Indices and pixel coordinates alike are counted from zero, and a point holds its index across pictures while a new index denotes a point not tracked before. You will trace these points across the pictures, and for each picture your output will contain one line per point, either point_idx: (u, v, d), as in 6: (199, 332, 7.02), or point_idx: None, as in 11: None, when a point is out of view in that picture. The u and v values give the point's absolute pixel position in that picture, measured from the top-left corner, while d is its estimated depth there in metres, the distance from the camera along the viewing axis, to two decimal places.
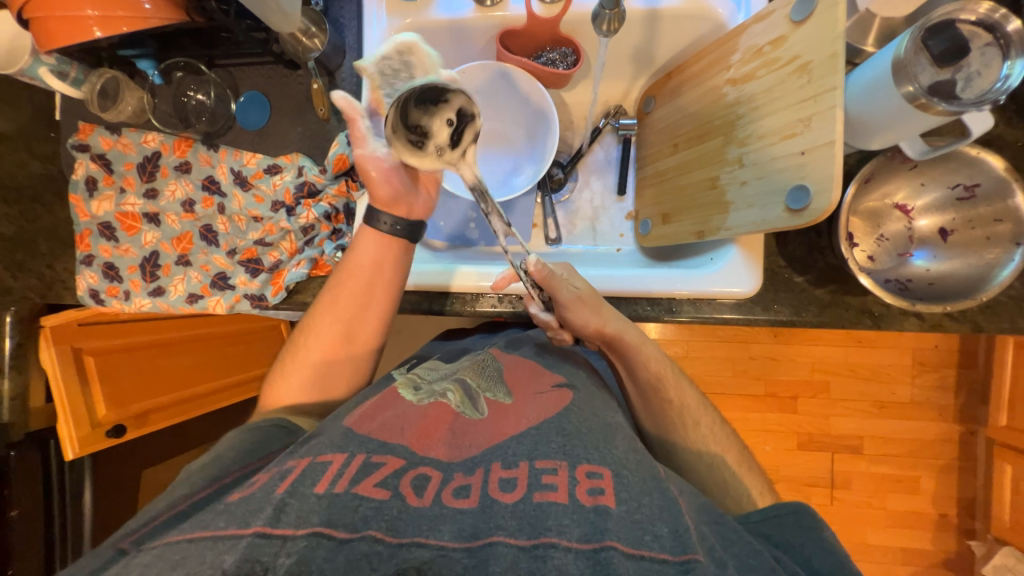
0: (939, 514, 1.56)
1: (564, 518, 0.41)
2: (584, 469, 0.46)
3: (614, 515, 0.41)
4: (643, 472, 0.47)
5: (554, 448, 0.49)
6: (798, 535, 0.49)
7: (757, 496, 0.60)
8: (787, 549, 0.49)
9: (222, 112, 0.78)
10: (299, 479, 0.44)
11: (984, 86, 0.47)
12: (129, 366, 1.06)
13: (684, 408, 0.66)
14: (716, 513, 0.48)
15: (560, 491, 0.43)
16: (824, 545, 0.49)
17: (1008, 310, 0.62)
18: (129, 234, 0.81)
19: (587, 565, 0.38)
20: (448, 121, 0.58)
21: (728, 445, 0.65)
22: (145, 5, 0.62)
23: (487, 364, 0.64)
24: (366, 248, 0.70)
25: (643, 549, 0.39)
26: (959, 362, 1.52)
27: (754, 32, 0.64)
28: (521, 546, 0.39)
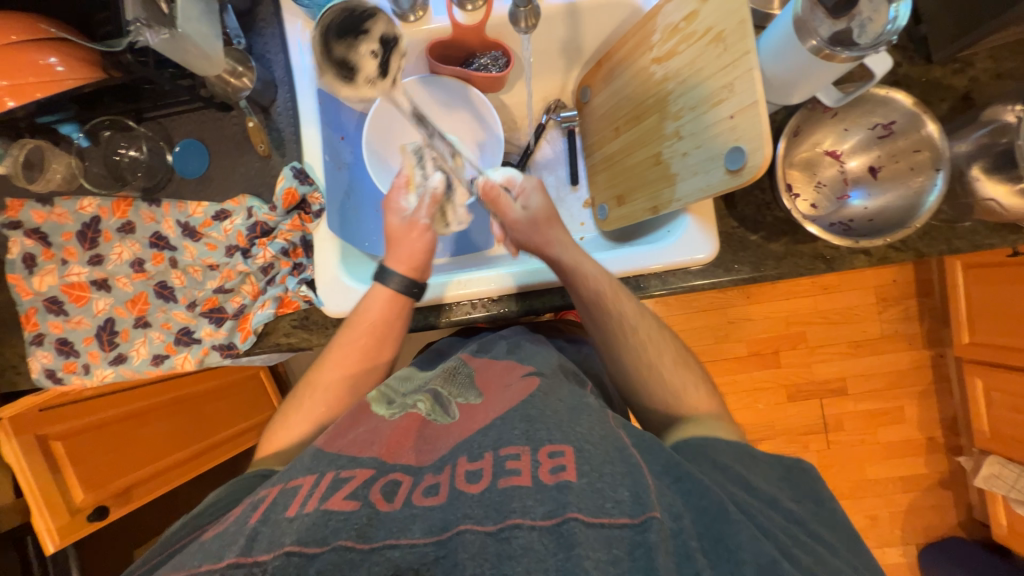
0: (927, 438, 1.63)
1: (528, 499, 0.42)
2: (546, 449, 0.46)
3: (575, 488, 0.42)
4: (605, 444, 0.47)
5: (515, 432, 0.48)
6: (734, 459, 0.51)
7: (697, 398, 0.62)
8: (727, 470, 0.50)
9: (159, 165, 0.76)
10: (282, 516, 0.42)
11: (876, 31, 0.49)
12: (103, 444, 1.01)
13: (625, 320, 0.66)
14: (674, 465, 0.47)
15: (523, 474, 0.44)
16: (756, 469, 0.51)
17: (944, 233, 0.66)
18: (79, 305, 0.77)
19: (551, 540, 0.39)
20: (374, 52, 0.67)
21: (668, 346, 0.67)
22: (57, 67, 0.60)
23: (458, 370, 0.63)
24: (374, 307, 0.68)
25: (604, 516, 0.41)
26: (918, 291, 1.60)
27: (668, 12, 0.67)
28: (488, 531, 0.40)
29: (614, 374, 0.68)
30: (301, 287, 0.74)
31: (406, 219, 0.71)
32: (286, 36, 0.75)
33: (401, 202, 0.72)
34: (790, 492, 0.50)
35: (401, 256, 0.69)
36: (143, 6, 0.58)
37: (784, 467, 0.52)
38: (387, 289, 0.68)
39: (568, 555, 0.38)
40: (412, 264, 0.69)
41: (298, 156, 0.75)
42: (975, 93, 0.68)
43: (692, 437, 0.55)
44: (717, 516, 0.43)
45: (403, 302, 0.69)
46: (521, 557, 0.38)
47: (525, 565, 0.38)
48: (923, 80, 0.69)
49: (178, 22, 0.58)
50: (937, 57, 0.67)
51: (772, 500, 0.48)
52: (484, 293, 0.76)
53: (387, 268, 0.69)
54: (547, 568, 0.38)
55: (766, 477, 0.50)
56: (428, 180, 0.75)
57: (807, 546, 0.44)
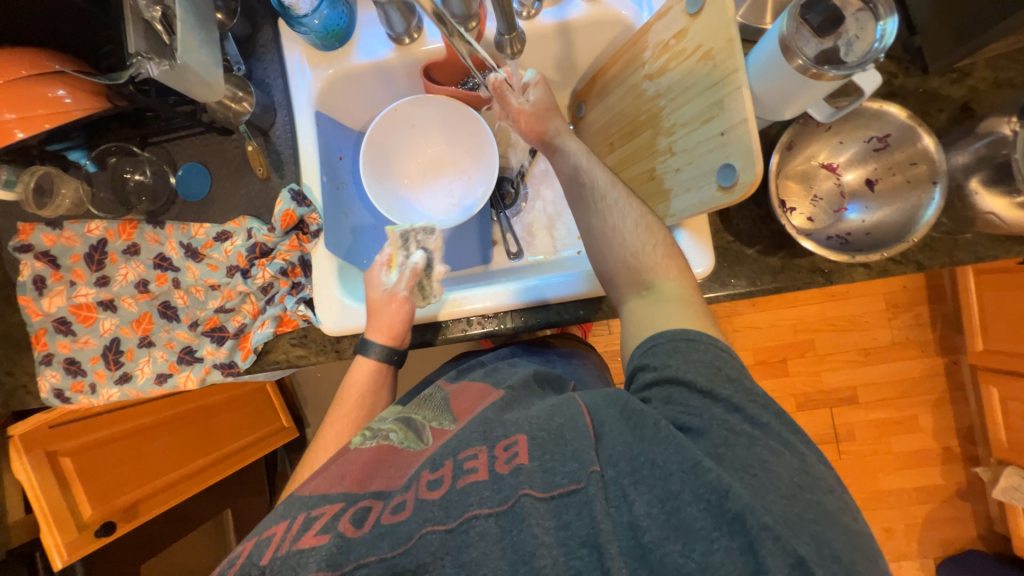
0: (943, 448, 1.59)
1: (484, 492, 0.46)
2: (501, 443, 0.50)
3: (526, 470, 0.47)
4: (557, 429, 0.50)
5: (472, 437, 0.52)
6: (671, 357, 0.54)
7: (655, 262, 0.63)
8: (665, 370, 0.53)
9: (163, 187, 0.78)
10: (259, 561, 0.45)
11: (864, 48, 0.49)
12: (110, 459, 1.03)
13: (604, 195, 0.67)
14: (626, 409, 0.51)
15: (480, 470, 0.48)
16: (694, 357, 0.53)
17: (946, 245, 0.65)
18: (86, 325, 0.79)
19: (505, 520, 0.45)
20: None
21: (634, 210, 0.66)
22: (65, 99, 0.62)
23: (432, 397, 0.70)
24: (359, 371, 0.72)
25: (554, 490, 0.46)
26: (929, 297, 1.57)
27: (658, 30, 0.67)
28: (447, 528, 0.45)
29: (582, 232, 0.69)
30: (299, 307, 0.75)
31: (385, 292, 0.72)
32: (284, 61, 0.77)
33: (379, 278, 0.75)
34: (728, 375, 0.52)
35: (381, 327, 0.72)
36: (144, 37, 0.58)
37: (724, 357, 0.54)
38: (368, 358, 0.71)
39: (520, 528, 0.44)
40: (391, 333, 0.72)
41: (296, 177, 0.77)
42: (974, 102, 0.67)
43: (640, 347, 0.58)
44: (650, 437, 0.48)
45: (385, 369, 0.73)
46: (478, 542, 0.44)
47: (482, 549, 0.44)
48: (920, 91, 0.68)
49: (178, 53, 0.60)
50: (933, 68, 0.66)
51: (711, 393, 0.51)
52: (479, 311, 0.77)
53: (367, 339, 0.72)
54: (503, 546, 0.44)
55: (705, 367, 0.52)
56: (409, 258, 0.77)
57: (747, 437, 0.48)
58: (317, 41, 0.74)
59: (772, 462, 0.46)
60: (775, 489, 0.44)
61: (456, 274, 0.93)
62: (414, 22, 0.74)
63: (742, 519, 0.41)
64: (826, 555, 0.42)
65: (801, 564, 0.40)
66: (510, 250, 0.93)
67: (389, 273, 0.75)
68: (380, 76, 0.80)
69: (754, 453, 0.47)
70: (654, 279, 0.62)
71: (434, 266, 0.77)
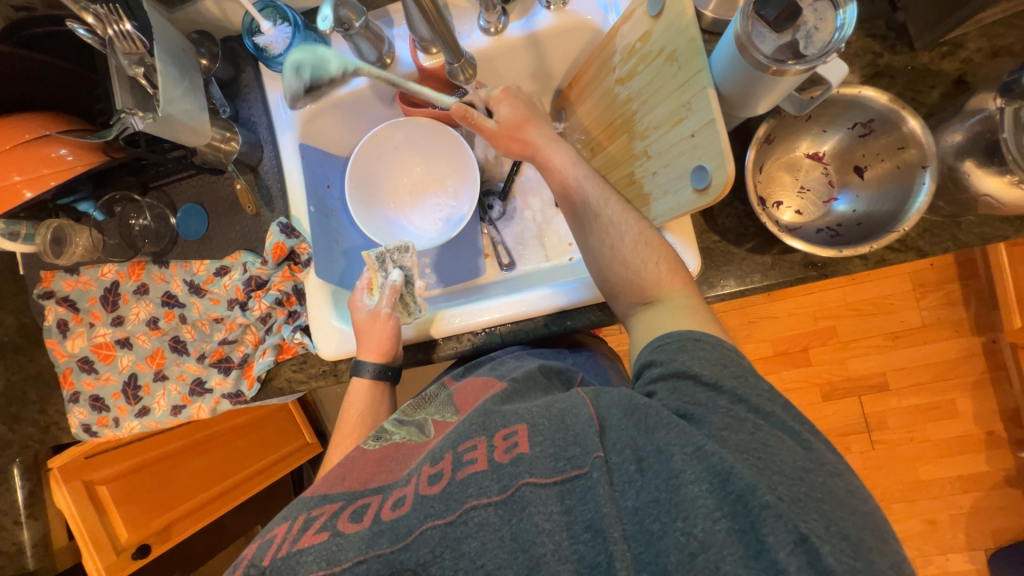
0: (986, 432, 1.49)
1: (485, 481, 0.44)
2: (501, 433, 0.48)
3: (528, 457, 0.45)
4: (557, 417, 0.48)
5: (471, 428, 0.50)
6: (677, 353, 0.52)
7: (657, 277, 0.61)
8: (670, 364, 0.52)
9: (165, 229, 0.83)
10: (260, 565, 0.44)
11: (825, 39, 0.47)
12: (144, 483, 1.09)
13: (599, 209, 0.67)
14: (628, 402, 0.48)
15: (479, 461, 0.46)
16: (699, 354, 0.51)
17: (948, 228, 0.61)
18: (106, 363, 0.84)
19: (505, 509, 0.43)
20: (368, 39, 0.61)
21: (632, 225, 0.64)
22: (66, 156, 0.65)
23: (436, 395, 0.69)
24: (356, 397, 0.73)
25: (557, 475, 0.44)
26: (960, 275, 1.47)
27: (624, 33, 0.66)
28: (447, 521, 0.43)
29: (581, 251, 0.69)
30: (296, 334, 0.78)
31: (368, 313, 0.74)
32: (267, 99, 0.80)
33: (363, 301, 0.77)
34: (734, 371, 0.50)
35: (370, 347, 0.73)
36: (131, 93, 0.64)
37: (731, 354, 0.52)
38: (363, 378, 0.73)
39: (521, 517, 0.42)
40: (380, 351, 0.73)
41: (285, 211, 0.80)
42: (968, 76, 0.63)
43: (647, 346, 0.56)
44: (652, 425, 0.46)
45: (381, 386, 0.74)
46: (477, 532, 0.42)
47: (481, 539, 0.42)
48: (909, 68, 0.64)
49: (161, 106, 0.63)
50: (921, 44, 0.63)
51: (716, 385, 0.49)
52: (479, 324, 0.77)
53: (361, 360, 0.74)
54: (503, 535, 0.42)
55: (712, 364, 0.50)
56: (387, 277, 0.77)
57: (750, 424, 0.46)
58: None
59: (776, 445, 0.44)
60: (779, 469, 0.42)
61: (448, 289, 0.95)
62: (385, 48, 0.75)
63: (745, 499, 0.40)
64: (833, 533, 0.40)
65: (804, 540, 0.38)
66: (502, 262, 0.94)
67: (371, 295, 0.76)
68: (359, 102, 0.82)
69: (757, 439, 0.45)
70: (643, 284, 0.62)
71: (414, 282, 0.78)
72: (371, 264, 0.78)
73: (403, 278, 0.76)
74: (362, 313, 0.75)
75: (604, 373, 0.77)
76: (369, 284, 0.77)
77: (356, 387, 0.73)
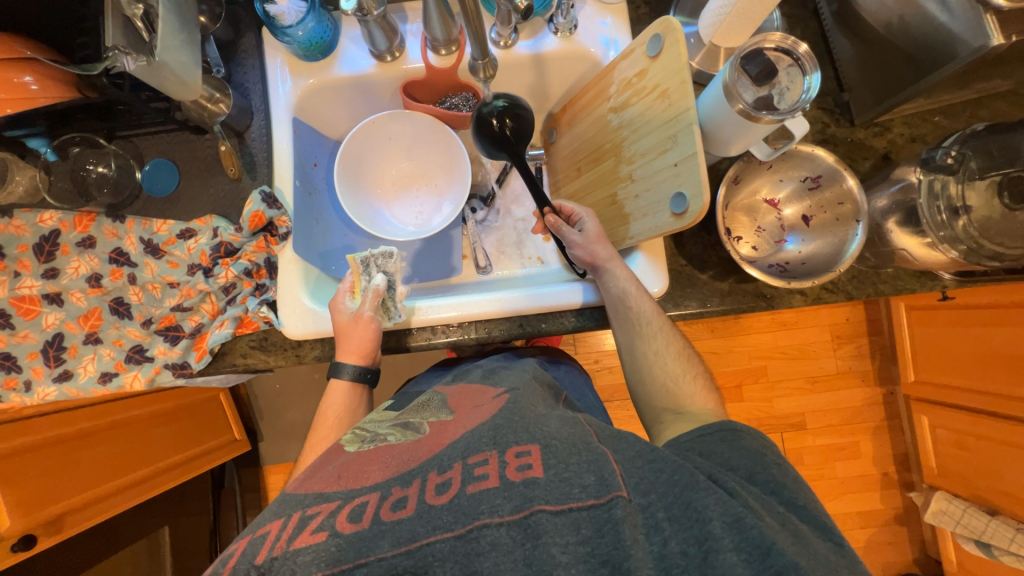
0: (882, 473, 1.67)
1: (496, 498, 0.44)
2: (513, 450, 0.48)
3: (542, 483, 0.45)
4: (572, 438, 0.50)
5: (483, 441, 0.50)
6: (717, 445, 0.54)
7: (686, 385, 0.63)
8: (710, 456, 0.53)
9: (127, 181, 0.77)
10: (251, 564, 0.42)
11: (794, 98, 0.58)
12: (45, 465, 0.92)
13: (652, 320, 0.69)
14: (648, 450, 0.49)
15: (491, 477, 0.46)
16: (740, 448, 0.53)
17: (870, 278, 0.72)
18: (27, 319, 0.74)
19: (519, 532, 0.42)
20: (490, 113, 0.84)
21: (674, 340, 0.69)
22: (31, 85, 0.60)
23: (432, 401, 0.67)
24: (332, 401, 0.71)
25: (571, 501, 0.44)
26: (868, 331, 1.66)
27: (622, 68, 0.73)
28: (456, 535, 0.42)
29: (628, 358, 0.69)
30: (261, 308, 0.75)
31: (350, 315, 0.72)
32: (265, 68, 0.79)
33: (344, 304, 0.74)
34: (770, 462, 0.52)
35: (350, 349, 0.72)
36: (123, 33, 0.61)
37: (768, 447, 0.54)
38: (342, 381, 0.71)
39: (535, 544, 0.42)
40: (361, 353, 0.72)
41: (268, 180, 0.78)
42: (893, 153, 0.76)
43: (687, 430, 0.58)
44: (688, 484, 0.46)
45: (359, 390, 0.73)
46: (489, 552, 0.41)
47: (494, 560, 0.41)
48: (849, 140, 0.76)
49: (156, 50, 0.61)
50: (860, 121, 0.75)
51: (750, 474, 0.51)
52: (446, 320, 0.78)
53: (340, 361, 0.72)
54: (516, 558, 0.41)
55: (750, 454, 0.52)
56: (370, 279, 0.75)
57: (781, 513, 0.47)
58: (301, 51, 0.77)
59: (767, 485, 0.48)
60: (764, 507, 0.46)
61: (424, 284, 0.95)
62: (396, 41, 0.78)
63: (784, 574, 0.40)
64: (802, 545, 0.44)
65: None
66: (479, 264, 0.97)
67: (353, 298, 0.74)
68: (361, 88, 0.83)
69: (777, 518, 0.46)
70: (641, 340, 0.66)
71: (397, 287, 0.76)
72: (355, 268, 0.76)
73: (386, 282, 0.74)
74: (344, 313, 0.73)
75: (580, 389, 0.81)
76: (351, 287, 0.75)
77: (334, 387, 0.71)
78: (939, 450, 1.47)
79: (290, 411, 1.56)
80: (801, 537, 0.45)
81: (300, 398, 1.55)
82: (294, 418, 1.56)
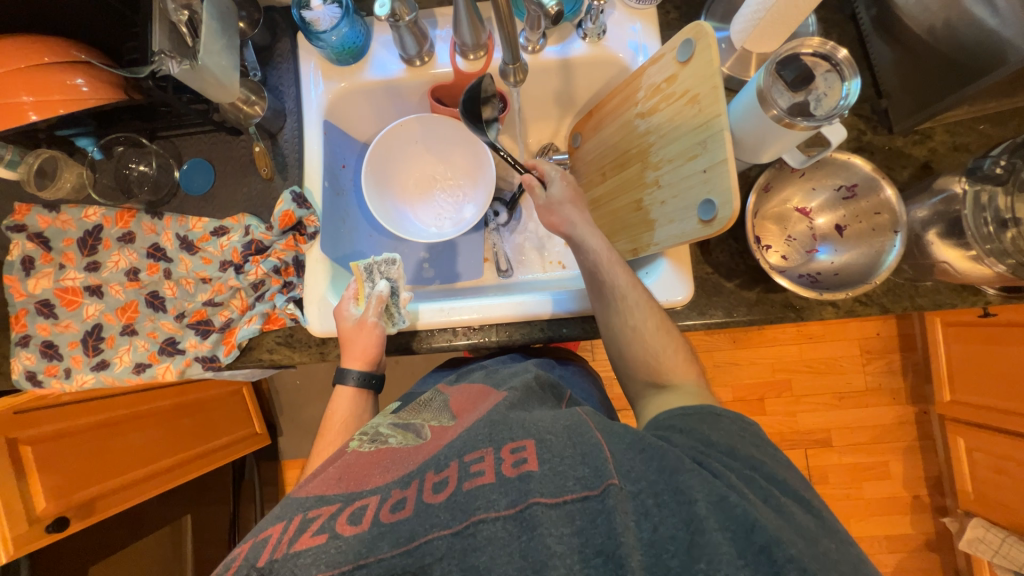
0: (913, 496, 1.59)
1: (492, 493, 0.44)
2: (509, 446, 0.48)
3: (536, 476, 0.44)
4: (564, 432, 0.49)
5: (478, 437, 0.49)
6: (698, 423, 0.52)
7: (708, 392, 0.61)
8: (690, 433, 0.51)
9: (166, 180, 0.80)
10: (252, 563, 0.43)
11: (832, 104, 0.57)
12: (75, 451, 0.95)
13: (628, 291, 0.66)
14: (637, 439, 0.48)
15: (487, 473, 0.46)
16: (720, 427, 0.51)
17: (906, 291, 0.69)
18: (69, 310, 0.78)
19: (514, 524, 0.42)
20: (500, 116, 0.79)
21: (650, 311, 0.66)
22: (82, 87, 0.64)
23: (433, 400, 0.68)
24: (339, 406, 0.73)
25: (565, 494, 0.43)
26: (900, 346, 1.59)
27: (651, 73, 0.72)
28: (454, 531, 0.42)
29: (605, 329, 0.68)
30: (288, 305, 0.77)
31: (354, 323, 0.73)
32: (299, 72, 0.81)
33: (347, 310, 0.75)
34: (753, 442, 0.50)
35: (354, 355, 0.73)
36: (168, 37, 0.63)
37: (751, 428, 0.52)
38: (348, 386, 0.73)
39: (531, 535, 0.41)
40: (364, 359, 0.73)
41: (299, 181, 0.80)
42: (933, 162, 0.73)
43: (665, 411, 0.56)
44: (673, 468, 0.44)
45: (364, 395, 0.74)
46: (487, 546, 0.41)
47: (490, 553, 0.41)
48: (886, 148, 0.73)
49: (200, 54, 0.63)
50: (898, 129, 0.72)
51: (731, 452, 0.48)
52: (460, 323, 0.78)
53: (345, 366, 0.73)
54: (511, 551, 0.41)
55: (730, 434, 0.51)
56: (374, 288, 0.76)
57: (762, 488, 0.45)
58: (334, 56, 0.78)
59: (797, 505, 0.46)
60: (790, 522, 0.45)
61: (444, 286, 0.96)
62: (426, 46, 0.79)
63: (769, 552, 0.39)
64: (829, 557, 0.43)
65: None
66: (501, 267, 0.97)
67: (356, 306, 0.75)
68: (390, 92, 0.85)
69: (758, 493, 0.45)
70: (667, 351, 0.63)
71: (400, 293, 0.77)
72: (358, 274, 0.78)
73: (390, 288, 0.75)
74: (348, 321, 0.74)
75: (587, 391, 0.79)
76: (355, 295, 0.75)
77: (341, 393, 0.73)
78: (976, 474, 1.39)
79: (309, 407, 1.58)
80: (782, 510, 0.43)
81: (319, 395, 1.57)
82: (312, 414, 1.58)
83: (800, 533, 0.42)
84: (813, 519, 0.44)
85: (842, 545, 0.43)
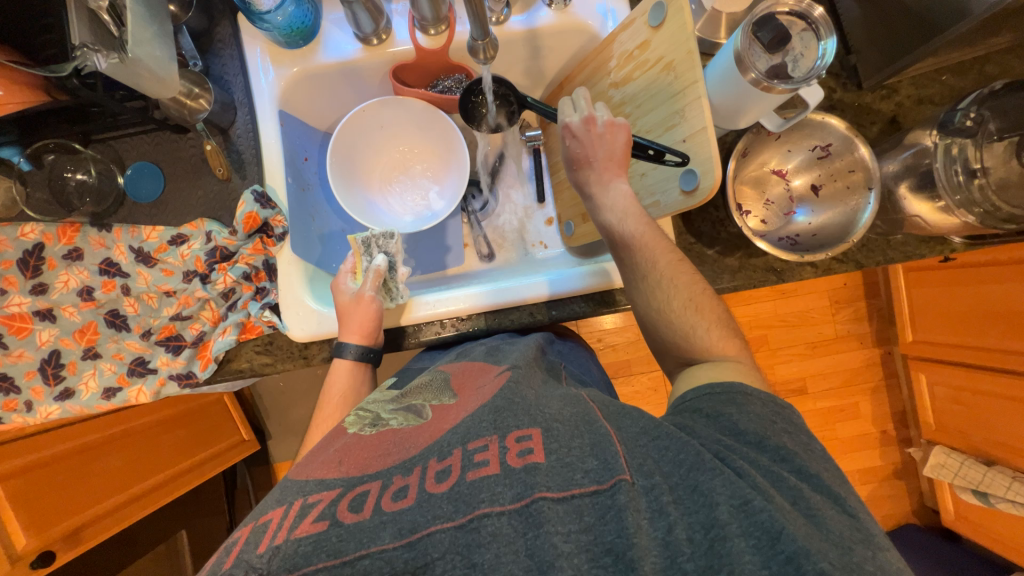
0: (881, 431, 1.71)
1: (497, 486, 0.43)
2: (514, 434, 0.47)
3: (543, 468, 0.44)
4: (574, 419, 0.50)
5: (482, 425, 0.49)
6: (725, 405, 0.50)
7: None
8: (717, 419, 0.49)
9: (109, 188, 0.73)
10: (250, 556, 0.40)
11: (809, 65, 0.57)
12: (51, 483, 0.90)
13: (651, 273, 0.62)
14: (653, 425, 0.48)
15: (491, 463, 0.45)
16: (749, 410, 0.49)
17: (880, 245, 0.71)
18: (20, 338, 0.71)
19: (520, 520, 0.41)
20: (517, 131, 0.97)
21: (678, 287, 0.61)
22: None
23: (434, 378, 0.67)
24: (337, 381, 0.69)
25: (574, 488, 0.43)
26: (865, 294, 1.67)
27: (622, 40, 0.69)
28: (457, 525, 0.41)
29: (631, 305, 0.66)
30: (264, 312, 0.72)
31: (351, 296, 0.71)
32: (245, 58, 0.75)
33: (345, 285, 0.74)
34: (783, 427, 0.48)
35: (352, 329, 0.71)
36: (90, 28, 0.56)
37: (783, 411, 0.50)
38: (345, 360, 0.70)
39: (537, 533, 0.40)
40: (363, 333, 0.71)
41: (259, 178, 0.75)
42: (901, 116, 0.74)
43: (692, 389, 0.54)
44: (694, 465, 0.43)
45: (363, 368, 0.71)
46: (490, 543, 0.40)
47: (495, 551, 0.40)
48: (856, 105, 0.74)
49: (129, 46, 0.57)
50: (867, 84, 0.72)
51: (761, 442, 0.46)
52: (455, 313, 0.77)
53: (342, 341, 0.71)
54: (517, 549, 0.40)
55: (760, 418, 0.48)
56: (371, 262, 0.76)
57: (792, 489, 0.43)
58: (282, 39, 0.72)
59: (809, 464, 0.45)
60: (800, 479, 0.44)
61: (425, 276, 0.94)
62: (382, 23, 0.73)
63: (797, 562, 0.36)
64: (839, 509, 0.42)
65: None
66: (481, 252, 0.96)
67: (354, 279, 0.74)
68: (348, 75, 0.79)
69: (787, 495, 0.43)
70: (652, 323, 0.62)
71: (398, 269, 0.76)
72: (355, 248, 0.77)
73: (388, 263, 0.75)
74: (348, 295, 0.72)
75: (585, 366, 0.79)
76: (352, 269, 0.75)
77: (338, 368, 0.70)
78: (937, 406, 1.49)
79: (295, 407, 1.54)
80: (814, 517, 0.41)
81: (304, 396, 1.53)
82: (299, 415, 1.55)
83: (833, 541, 0.39)
84: (850, 523, 0.41)
85: (880, 553, 0.39)
